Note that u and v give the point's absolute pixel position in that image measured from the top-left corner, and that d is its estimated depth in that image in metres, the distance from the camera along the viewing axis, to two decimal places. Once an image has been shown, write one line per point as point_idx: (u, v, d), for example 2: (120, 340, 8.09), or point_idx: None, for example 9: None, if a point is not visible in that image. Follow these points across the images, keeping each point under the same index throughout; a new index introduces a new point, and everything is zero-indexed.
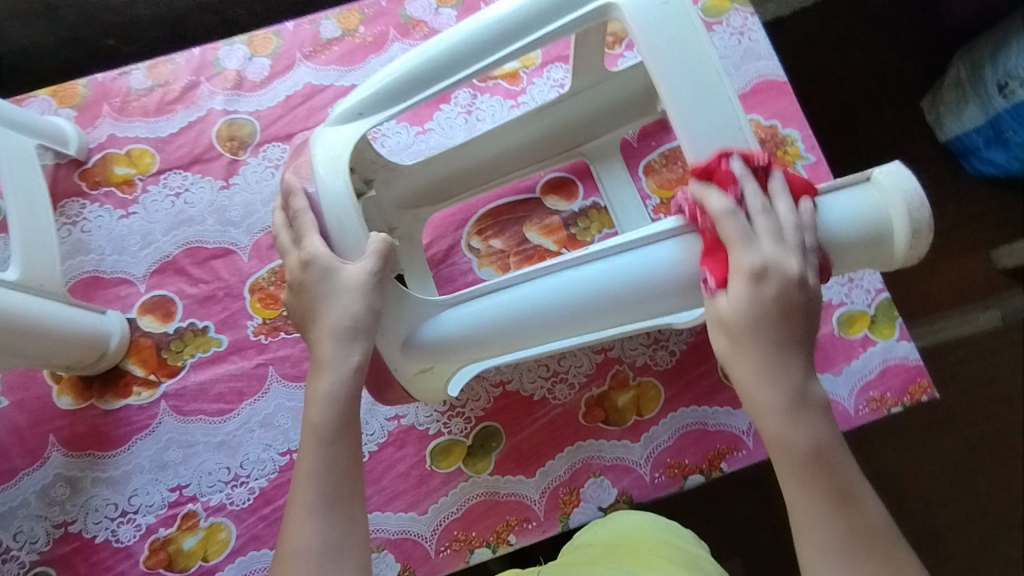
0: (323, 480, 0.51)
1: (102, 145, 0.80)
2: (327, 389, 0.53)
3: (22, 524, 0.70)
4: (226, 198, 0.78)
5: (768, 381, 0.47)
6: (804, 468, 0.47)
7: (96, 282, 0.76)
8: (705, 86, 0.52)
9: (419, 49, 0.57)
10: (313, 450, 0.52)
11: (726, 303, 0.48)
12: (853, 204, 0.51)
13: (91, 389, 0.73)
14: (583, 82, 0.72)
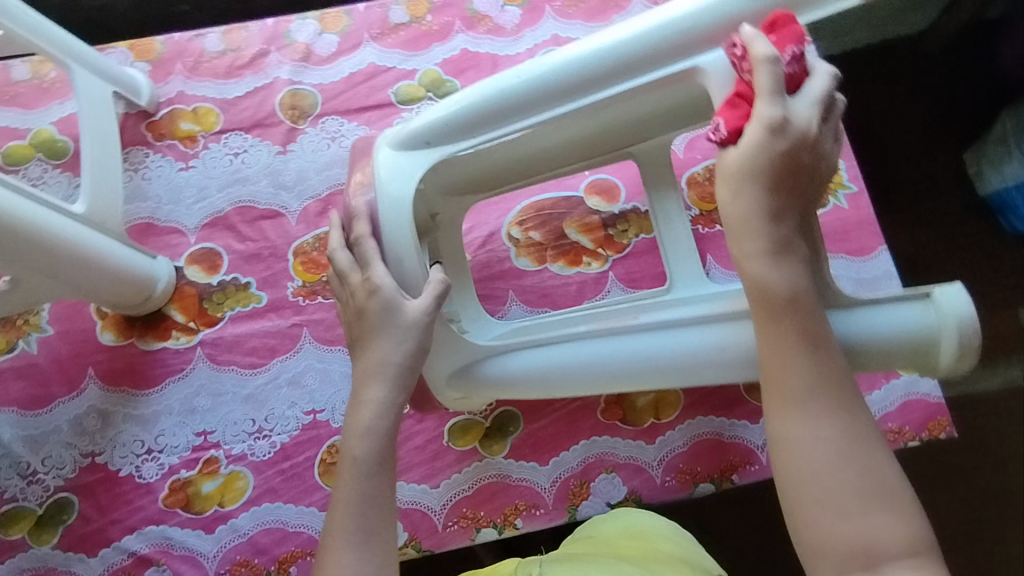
0: (365, 479, 0.53)
1: (171, 100, 0.84)
2: (367, 420, 0.55)
3: (52, 449, 0.72)
4: (281, 163, 0.81)
5: (755, 225, 0.48)
6: (780, 310, 0.48)
7: (150, 228, 0.80)
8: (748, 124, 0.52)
9: (494, 80, 0.57)
10: (355, 451, 0.54)
11: (734, 153, 0.49)
12: (909, 318, 0.56)
13: (133, 329, 0.76)
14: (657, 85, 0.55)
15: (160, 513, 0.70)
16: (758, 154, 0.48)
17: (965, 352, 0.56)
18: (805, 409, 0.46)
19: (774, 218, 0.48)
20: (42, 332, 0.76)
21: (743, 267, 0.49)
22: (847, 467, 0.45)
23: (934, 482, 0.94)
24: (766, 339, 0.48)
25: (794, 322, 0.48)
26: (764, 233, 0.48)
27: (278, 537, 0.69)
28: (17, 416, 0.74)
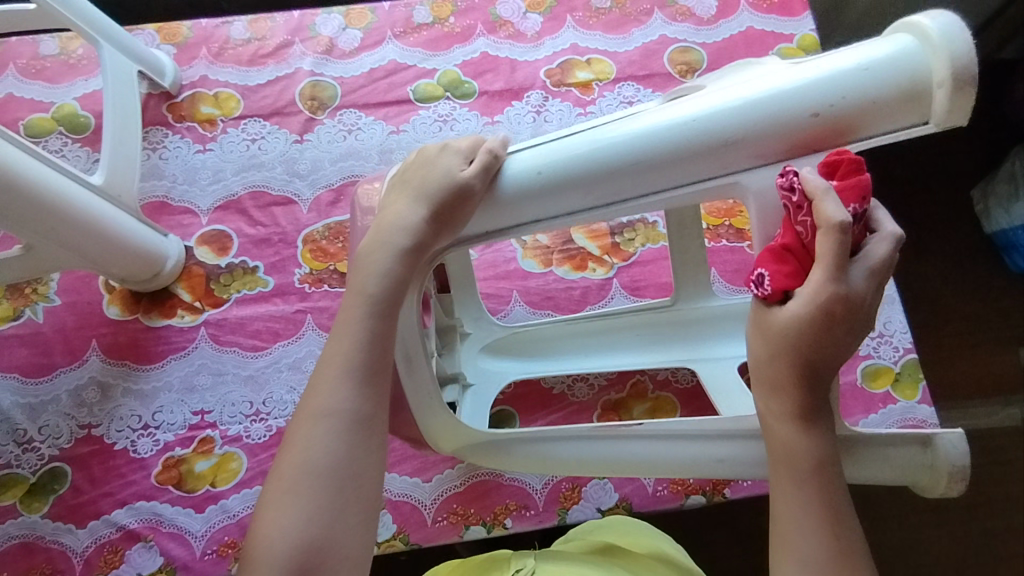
0: (338, 431, 0.46)
1: (193, 84, 0.85)
2: (373, 268, 0.49)
3: (50, 418, 0.73)
4: (297, 151, 0.83)
5: (786, 393, 0.45)
6: (805, 477, 0.45)
7: (164, 207, 0.81)
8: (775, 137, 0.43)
9: (570, 143, 0.45)
10: (331, 388, 0.47)
11: (781, 314, 0.43)
12: (906, 456, 0.54)
13: (139, 304, 0.77)
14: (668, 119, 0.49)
15: (151, 490, 0.70)
16: (802, 317, 0.42)
17: (955, 487, 0.55)
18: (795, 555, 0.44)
19: (808, 371, 0.44)
20: (49, 302, 0.77)
21: (773, 427, 0.47)
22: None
23: (943, 517, 0.91)
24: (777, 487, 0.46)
25: (817, 492, 0.45)
26: (794, 400, 0.45)
27: None
28: (17, 383, 0.74)
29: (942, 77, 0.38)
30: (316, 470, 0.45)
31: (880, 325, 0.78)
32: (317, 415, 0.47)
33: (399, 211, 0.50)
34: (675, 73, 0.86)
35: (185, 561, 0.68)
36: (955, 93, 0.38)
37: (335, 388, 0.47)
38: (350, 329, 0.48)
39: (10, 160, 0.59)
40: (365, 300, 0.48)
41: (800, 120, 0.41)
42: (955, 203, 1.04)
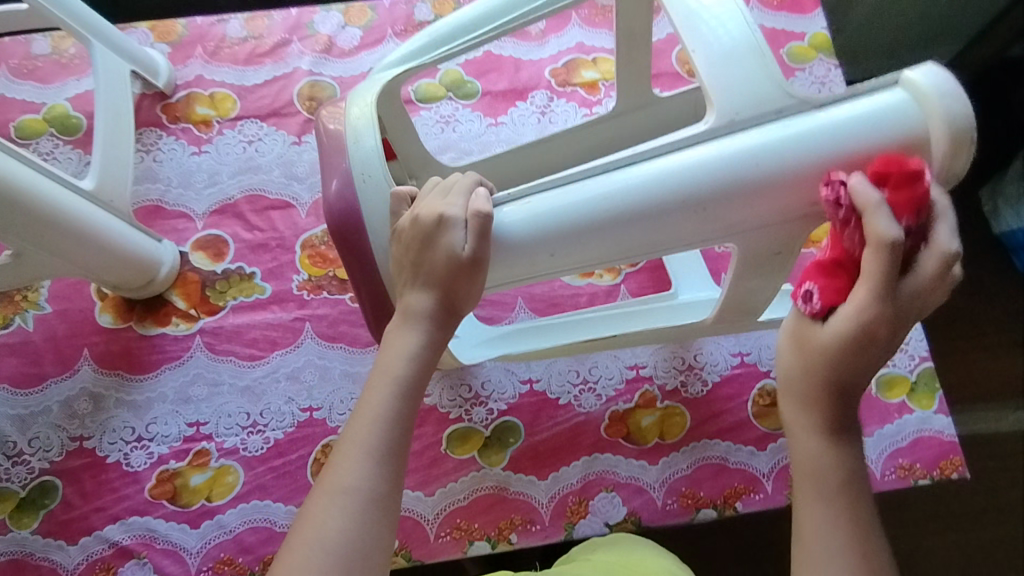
0: (356, 512, 0.43)
1: (188, 84, 0.83)
2: (404, 348, 0.48)
3: (40, 430, 0.70)
4: (295, 154, 0.80)
5: (821, 406, 0.43)
6: (833, 493, 0.42)
7: (158, 211, 0.78)
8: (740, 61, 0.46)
9: (583, 195, 0.46)
10: (352, 464, 0.44)
11: (824, 328, 0.42)
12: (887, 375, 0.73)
13: (133, 312, 0.75)
14: (625, 104, 0.68)
15: (145, 504, 0.68)
16: (845, 333, 0.40)
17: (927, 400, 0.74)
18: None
19: (840, 383, 0.42)
20: (40, 310, 0.75)
21: (799, 441, 0.44)
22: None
23: (960, 524, 0.88)
24: (802, 502, 0.43)
25: (849, 511, 0.42)
26: (830, 413, 0.43)
27: (264, 536, 0.67)
28: (7, 393, 0.72)
29: (939, 137, 0.41)
30: (327, 556, 0.41)
31: None
32: (337, 490, 0.43)
33: (411, 304, 0.49)
34: (682, 72, 0.83)
35: None
36: (954, 150, 0.41)
37: (354, 466, 0.44)
38: (376, 403, 0.47)
39: (6, 170, 0.57)
40: (392, 380, 0.47)
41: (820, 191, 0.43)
42: (963, 204, 1.00)
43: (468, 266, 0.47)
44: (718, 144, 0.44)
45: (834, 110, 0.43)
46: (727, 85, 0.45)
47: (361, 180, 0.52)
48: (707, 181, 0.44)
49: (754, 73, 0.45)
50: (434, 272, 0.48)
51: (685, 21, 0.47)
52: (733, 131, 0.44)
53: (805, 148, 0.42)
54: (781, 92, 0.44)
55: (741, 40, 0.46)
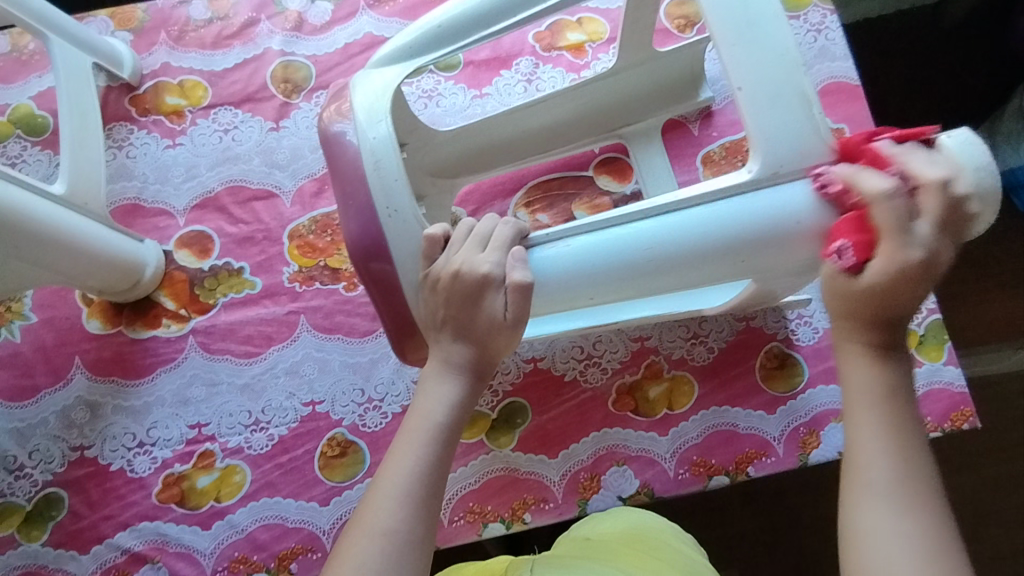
0: (396, 552, 0.44)
1: (156, 73, 0.79)
2: (440, 396, 0.50)
3: (39, 443, 0.69)
4: (274, 140, 0.77)
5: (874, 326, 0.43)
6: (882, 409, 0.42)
7: (136, 209, 0.75)
8: (779, 77, 0.44)
9: (614, 241, 0.47)
10: (386, 507, 0.45)
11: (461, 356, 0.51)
12: None
13: (121, 316, 0.73)
14: (623, 61, 0.69)
15: (153, 509, 0.67)
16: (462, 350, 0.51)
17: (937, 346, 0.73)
18: (890, 513, 0.40)
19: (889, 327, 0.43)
20: (26, 320, 0.72)
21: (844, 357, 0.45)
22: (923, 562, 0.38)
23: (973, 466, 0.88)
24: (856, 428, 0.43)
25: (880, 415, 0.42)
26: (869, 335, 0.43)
27: (277, 532, 0.67)
28: (2, 408, 0.70)
29: (970, 192, 0.42)
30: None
31: None
32: (373, 532, 0.44)
33: (448, 357, 0.50)
34: (672, 28, 0.79)
35: None
36: (983, 204, 0.42)
37: (387, 508, 0.45)
38: (409, 451, 0.48)
39: None
40: (425, 425, 0.49)
41: None
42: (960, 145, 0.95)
43: (504, 330, 0.49)
44: (759, 198, 0.45)
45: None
46: (765, 123, 0.44)
47: (387, 214, 0.49)
48: (747, 232, 0.45)
49: (800, 119, 0.44)
50: (473, 331, 0.50)
51: (732, 48, 0.45)
52: (776, 183, 0.45)
53: (840, 207, 0.44)
54: (827, 146, 0.44)
55: (790, 79, 0.45)
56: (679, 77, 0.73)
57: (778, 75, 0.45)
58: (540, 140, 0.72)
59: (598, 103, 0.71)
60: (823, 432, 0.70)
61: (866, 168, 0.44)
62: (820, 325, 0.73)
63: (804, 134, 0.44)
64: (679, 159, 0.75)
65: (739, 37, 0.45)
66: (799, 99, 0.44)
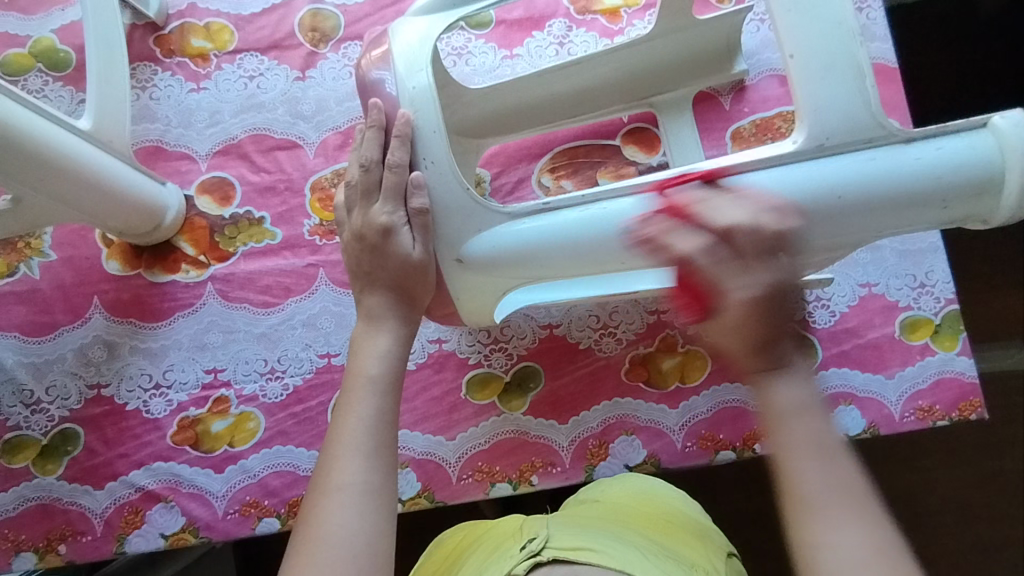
0: (357, 504, 0.45)
1: (182, 14, 0.77)
2: (376, 345, 0.52)
3: (56, 379, 0.70)
4: (299, 90, 0.76)
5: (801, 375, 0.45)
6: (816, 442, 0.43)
7: (158, 152, 0.75)
8: (834, 49, 0.45)
9: (661, 204, 0.47)
10: (343, 461, 0.47)
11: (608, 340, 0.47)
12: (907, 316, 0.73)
13: (141, 259, 0.73)
14: (661, 28, 0.67)
15: (168, 450, 0.68)
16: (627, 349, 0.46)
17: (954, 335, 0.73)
18: (828, 517, 0.41)
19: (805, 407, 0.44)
20: (45, 257, 0.72)
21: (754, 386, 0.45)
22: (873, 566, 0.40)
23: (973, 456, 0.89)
24: (795, 455, 0.43)
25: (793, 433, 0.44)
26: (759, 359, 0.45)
27: (289, 480, 0.68)
28: (20, 342, 0.71)
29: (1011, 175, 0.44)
30: (336, 545, 0.44)
31: (922, 275, 0.74)
32: (333, 488, 0.46)
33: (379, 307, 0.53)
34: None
35: (208, 520, 0.67)
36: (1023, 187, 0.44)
37: (347, 463, 0.47)
38: (363, 403, 0.50)
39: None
40: (370, 380, 0.50)
41: (888, 213, 0.46)
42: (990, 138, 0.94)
43: (419, 265, 0.51)
44: (803, 169, 0.45)
45: (921, 148, 0.45)
46: (817, 95, 0.45)
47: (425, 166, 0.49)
48: (784, 204, 0.46)
49: (851, 91, 0.45)
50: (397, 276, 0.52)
51: (788, 17, 0.45)
52: (821, 156, 0.45)
53: (884, 183, 0.45)
54: (875, 120, 0.45)
55: (843, 50, 0.45)
56: (715, 48, 0.71)
57: (832, 45, 0.45)
58: (570, 105, 0.71)
59: (632, 68, 0.70)
60: (832, 414, 0.71)
61: (914, 144, 0.45)
62: (838, 307, 0.74)
63: (853, 106, 0.45)
64: (708, 134, 0.75)
65: (794, 5, 0.45)
66: (853, 71, 0.45)
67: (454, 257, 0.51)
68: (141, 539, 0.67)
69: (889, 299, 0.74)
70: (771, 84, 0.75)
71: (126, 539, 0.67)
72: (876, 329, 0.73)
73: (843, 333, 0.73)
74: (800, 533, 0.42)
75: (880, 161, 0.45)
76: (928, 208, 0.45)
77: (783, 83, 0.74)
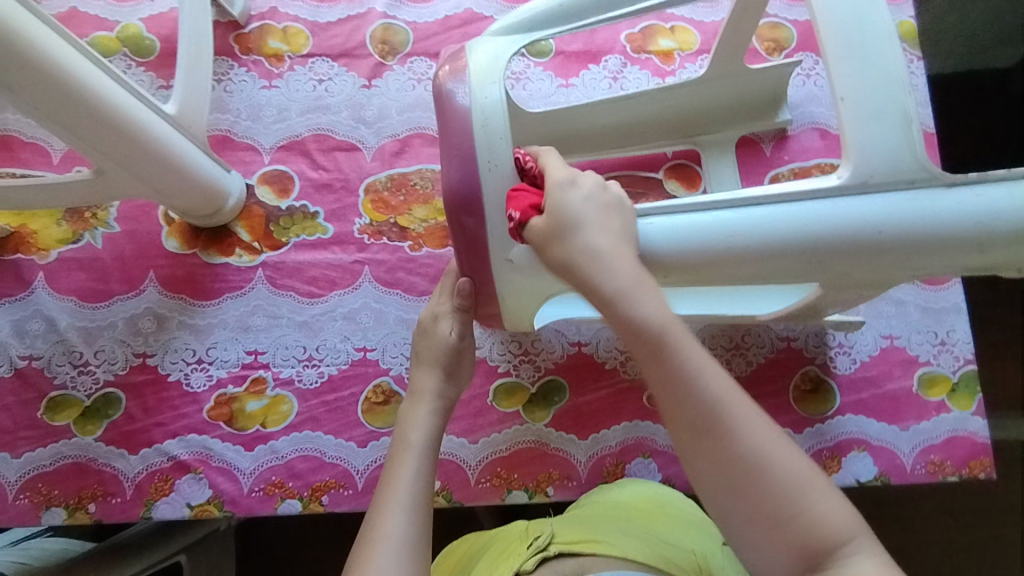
0: (400, 554, 0.50)
1: (263, 16, 0.82)
2: (419, 418, 0.61)
3: (105, 344, 0.73)
4: (364, 97, 0.80)
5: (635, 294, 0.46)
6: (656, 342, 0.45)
7: (226, 141, 0.79)
8: (884, 97, 0.48)
9: (704, 219, 0.50)
10: (395, 517, 0.53)
11: (539, 223, 0.49)
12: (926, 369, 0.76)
13: (198, 239, 0.76)
14: (714, 73, 0.71)
15: (203, 424, 0.71)
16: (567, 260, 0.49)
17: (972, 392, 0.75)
18: (723, 428, 0.43)
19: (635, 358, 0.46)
20: (109, 228, 0.76)
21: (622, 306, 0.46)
22: (794, 477, 0.42)
23: (977, 519, 0.90)
24: (660, 376, 0.44)
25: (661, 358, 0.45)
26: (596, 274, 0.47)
27: (315, 465, 0.70)
28: (74, 306, 0.74)
29: None
30: None
31: (943, 332, 0.76)
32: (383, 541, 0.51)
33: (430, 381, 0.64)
34: (762, 49, 0.81)
35: (233, 495, 0.69)
36: None
37: (393, 518, 0.53)
38: (407, 466, 0.57)
39: (102, 89, 0.57)
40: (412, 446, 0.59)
41: (926, 246, 0.48)
42: None
43: (461, 349, 0.65)
44: (845, 203, 0.48)
45: (961, 194, 0.48)
46: (864, 140, 0.48)
47: (487, 168, 0.52)
48: (823, 236, 0.48)
49: (897, 137, 0.48)
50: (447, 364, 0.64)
51: (841, 65, 0.49)
52: (865, 192, 0.48)
53: (919, 223, 0.47)
54: (917, 165, 0.48)
55: (895, 98, 0.48)
56: (763, 98, 0.75)
57: (884, 95, 0.48)
58: (620, 136, 0.75)
59: (683, 107, 0.73)
60: (845, 458, 0.72)
61: (953, 189, 0.48)
62: (860, 355, 0.76)
63: (896, 149, 0.48)
64: (749, 177, 0.78)
65: (850, 55, 0.49)
66: (899, 116, 0.48)
67: (505, 258, 0.54)
68: (168, 506, 0.69)
69: (910, 353, 0.76)
70: (812, 136, 0.78)
71: (153, 505, 0.69)
72: (894, 381, 0.75)
73: (862, 382, 0.75)
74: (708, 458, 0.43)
75: (919, 203, 0.48)
76: (964, 252, 0.48)
77: (823, 137, 0.78)
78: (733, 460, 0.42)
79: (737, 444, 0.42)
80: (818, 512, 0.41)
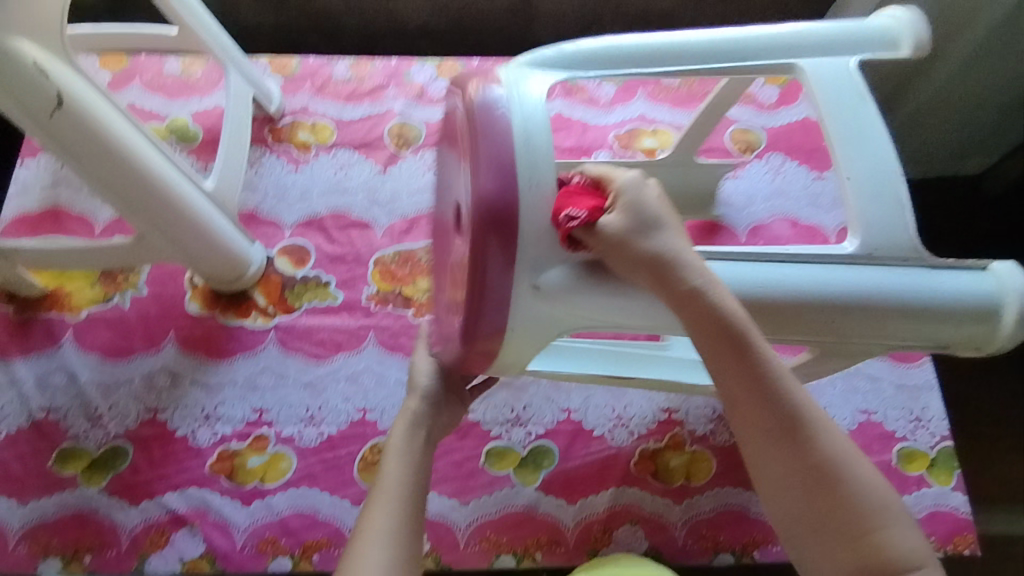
0: (388, 541, 0.51)
1: (295, 112, 0.94)
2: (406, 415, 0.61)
3: (120, 399, 0.77)
4: (379, 181, 0.90)
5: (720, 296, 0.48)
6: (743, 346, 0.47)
7: (253, 217, 0.88)
8: (877, 177, 0.56)
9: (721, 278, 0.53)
10: (383, 507, 0.53)
11: (611, 221, 0.49)
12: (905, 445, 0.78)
13: (218, 303, 0.83)
14: (691, 167, 0.80)
15: (204, 478, 0.74)
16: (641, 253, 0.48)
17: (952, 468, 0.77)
18: (805, 437, 0.46)
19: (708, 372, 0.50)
20: (138, 291, 0.83)
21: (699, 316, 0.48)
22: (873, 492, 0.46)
23: None
24: (743, 381, 0.47)
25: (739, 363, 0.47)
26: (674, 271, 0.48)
27: (308, 522, 0.72)
28: (96, 362, 0.79)
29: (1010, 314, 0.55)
30: None
31: (917, 409, 0.80)
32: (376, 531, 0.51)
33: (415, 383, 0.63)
34: (734, 149, 0.91)
35: (226, 551, 0.71)
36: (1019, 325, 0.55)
37: (383, 507, 0.53)
38: (394, 459, 0.57)
39: (160, 168, 0.65)
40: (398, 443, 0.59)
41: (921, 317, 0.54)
42: None
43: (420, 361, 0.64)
44: (858, 269, 0.54)
45: (948, 275, 0.55)
46: (867, 216, 0.56)
47: (529, 185, 0.50)
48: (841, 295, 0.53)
49: (894, 216, 0.56)
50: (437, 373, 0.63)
51: (844, 149, 0.57)
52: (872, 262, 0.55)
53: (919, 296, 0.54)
54: (910, 245, 0.55)
55: (886, 185, 0.56)
56: None
57: (880, 180, 0.56)
58: None
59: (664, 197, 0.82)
60: None
61: (938, 271, 0.55)
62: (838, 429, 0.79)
63: (892, 226, 0.55)
64: None
65: (849, 140, 0.58)
66: (892, 198, 0.56)
67: (531, 283, 0.51)
68: (161, 560, 0.70)
69: (887, 428, 0.79)
70: (783, 225, 0.87)
71: (147, 558, 0.70)
72: (874, 455, 0.77)
73: None
74: (792, 459, 0.46)
75: (913, 277, 0.54)
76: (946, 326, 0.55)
77: (793, 226, 0.87)
78: (813, 469, 0.46)
79: (818, 453, 0.46)
80: (892, 532, 0.45)
